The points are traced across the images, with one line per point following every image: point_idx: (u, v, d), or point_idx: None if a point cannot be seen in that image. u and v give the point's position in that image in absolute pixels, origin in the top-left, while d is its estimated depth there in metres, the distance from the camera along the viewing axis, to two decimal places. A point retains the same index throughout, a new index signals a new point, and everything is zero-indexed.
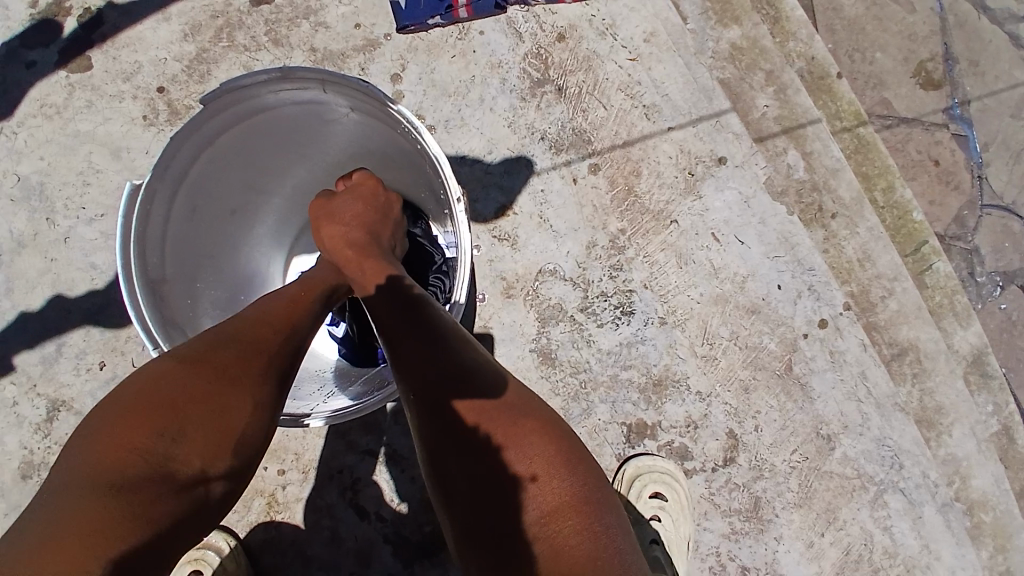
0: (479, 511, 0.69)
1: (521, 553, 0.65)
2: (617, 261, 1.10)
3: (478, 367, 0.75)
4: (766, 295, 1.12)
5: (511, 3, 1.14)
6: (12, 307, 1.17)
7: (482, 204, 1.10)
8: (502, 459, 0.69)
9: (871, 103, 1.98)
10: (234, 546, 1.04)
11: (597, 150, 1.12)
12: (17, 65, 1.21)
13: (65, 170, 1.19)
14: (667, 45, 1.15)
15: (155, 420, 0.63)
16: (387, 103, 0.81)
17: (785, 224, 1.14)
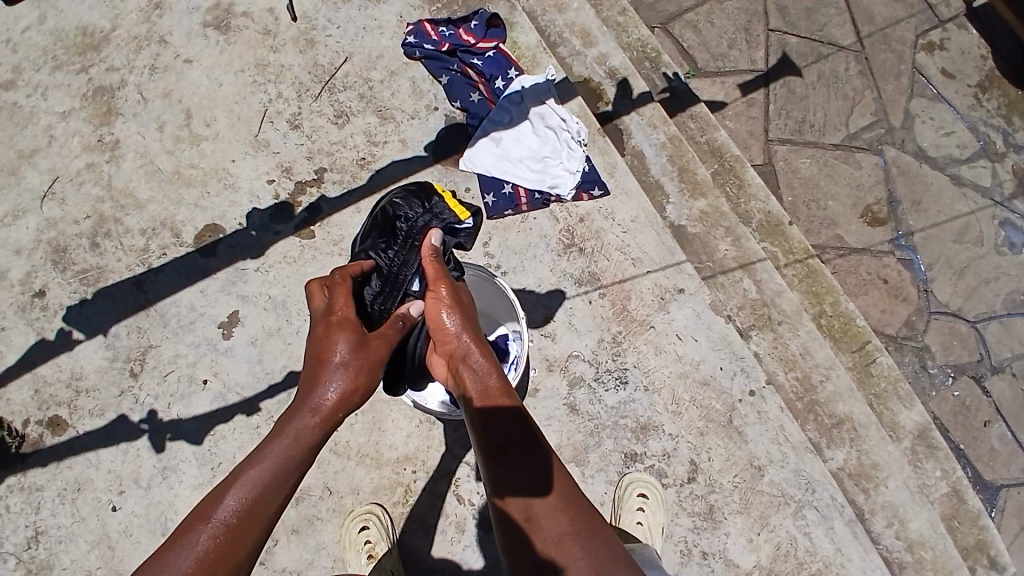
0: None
1: None
2: (616, 350, 1.82)
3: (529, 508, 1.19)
4: (713, 373, 1.79)
5: (552, 201, 1.97)
6: (263, 370, 2.01)
7: (535, 316, 1.86)
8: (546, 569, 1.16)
9: (827, 237, 2.68)
10: (377, 508, 1.73)
11: (603, 284, 1.88)
12: (269, 232, 2.11)
13: (297, 294, 2.05)
14: (646, 223, 1.94)
15: None
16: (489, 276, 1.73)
17: (724, 329, 1.83)
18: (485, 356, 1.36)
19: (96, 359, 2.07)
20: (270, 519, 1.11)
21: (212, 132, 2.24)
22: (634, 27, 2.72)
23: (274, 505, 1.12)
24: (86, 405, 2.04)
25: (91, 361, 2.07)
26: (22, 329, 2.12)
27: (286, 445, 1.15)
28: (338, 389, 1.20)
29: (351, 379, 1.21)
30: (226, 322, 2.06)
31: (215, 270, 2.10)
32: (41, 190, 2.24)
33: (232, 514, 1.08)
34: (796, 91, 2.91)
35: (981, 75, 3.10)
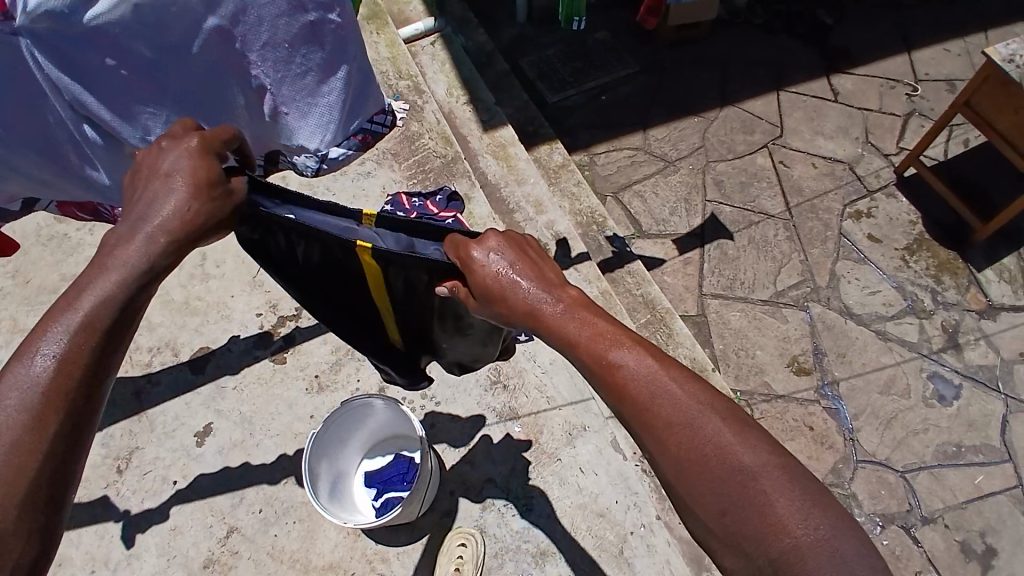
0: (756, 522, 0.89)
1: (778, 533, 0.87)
2: (526, 478, 2.13)
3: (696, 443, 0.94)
4: (609, 506, 2.07)
5: None
6: (223, 465, 2.25)
7: (456, 441, 2.19)
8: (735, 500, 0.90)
9: (755, 384, 2.95)
10: None
11: (520, 415, 2.22)
12: (249, 358, 2.45)
13: (263, 410, 2.34)
14: (560, 366, 2.31)
15: (34, 426, 0.89)
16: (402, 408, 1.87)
17: (622, 466, 2.13)
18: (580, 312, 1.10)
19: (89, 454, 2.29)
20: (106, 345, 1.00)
21: (220, 272, 2.66)
22: (586, 197, 3.28)
23: (106, 333, 0.99)
24: None
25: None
26: None
27: (112, 277, 1.01)
28: (168, 218, 1.07)
29: (184, 208, 1.08)
30: (201, 432, 2.32)
31: (200, 385, 2.41)
32: None
33: (67, 341, 0.95)
34: (729, 253, 3.36)
35: (909, 238, 3.53)
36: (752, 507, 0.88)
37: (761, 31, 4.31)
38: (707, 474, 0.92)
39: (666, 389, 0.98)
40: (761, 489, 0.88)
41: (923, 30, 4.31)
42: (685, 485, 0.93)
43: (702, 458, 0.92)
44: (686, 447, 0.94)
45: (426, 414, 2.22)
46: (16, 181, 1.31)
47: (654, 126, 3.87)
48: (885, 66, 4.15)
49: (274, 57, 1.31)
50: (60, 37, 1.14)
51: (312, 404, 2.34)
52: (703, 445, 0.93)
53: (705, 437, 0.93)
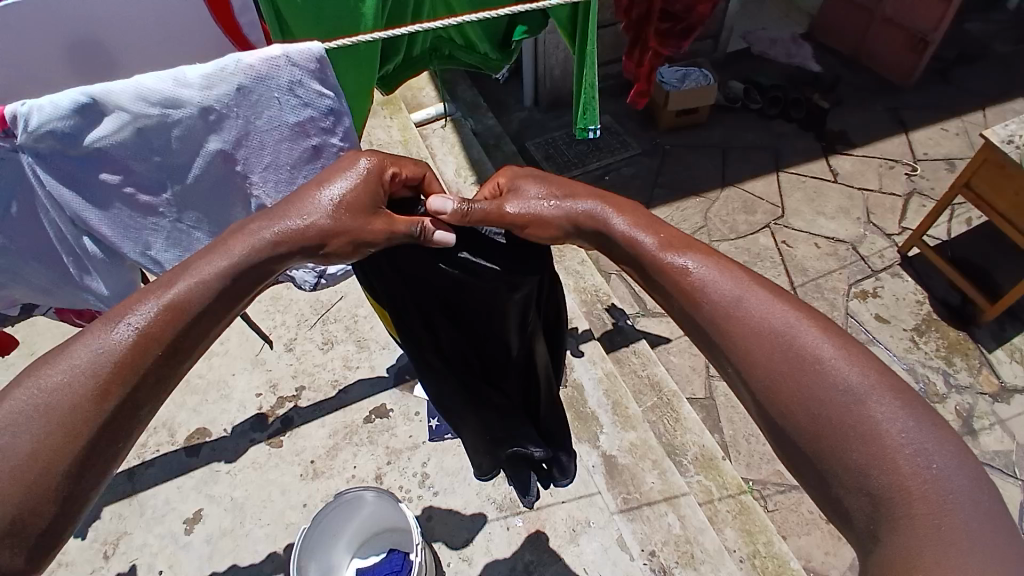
0: (848, 441, 0.96)
1: (871, 450, 0.94)
2: None
3: (799, 353, 1.04)
4: None
5: None
6: (210, 557, 2.15)
7: (455, 536, 2.14)
8: (831, 410, 0.98)
9: (766, 472, 2.83)
10: None
11: (522, 510, 2.19)
12: (245, 440, 2.40)
13: (255, 498, 2.26)
14: None
15: (121, 371, 1.01)
16: (396, 501, 1.77)
17: (628, 566, 2.12)
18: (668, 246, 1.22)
19: (77, 539, 2.19)
20: (217, 316, 1.12)
21: (224, 348, 2.65)
22: (590, 275, 3.27)
23: (222, 300, 1.12)
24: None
25: (73, 540, 2.19)
26: None
27: (235, 261, 1.13)
28: (305, 228, 1.17)
29: (330, 226, 1.17)
30: (191, 518, 2.23)
31: (193, 468, 2.34)
32: None
33: (184, 304, 1.08)
34: None
35: (917, 319, 3.49)
36: (854, 424, 0.96)
37: (760, 116, 4.48)
38: (810, 387, 1.01)
39: (770, 312, 1.09)
40: (872, 414, 0.96)
41: (917, 113, 4.44)
42: (786, 391, 1.03)
43: (805, 374, 1.02)
44: (788, 360, 1.04)
45: (422, 507, 2.18)
46: (19, 289, 1.37)
47: (657, 206, 3.95)
48: (882, 148, 4.26)
49: (275, 178, 1.37)
50: (63, 157, 1.18)
51: (306, 491, 2.26)
52: (810, 362, 1.02)
53: (810, 355, 1.03)
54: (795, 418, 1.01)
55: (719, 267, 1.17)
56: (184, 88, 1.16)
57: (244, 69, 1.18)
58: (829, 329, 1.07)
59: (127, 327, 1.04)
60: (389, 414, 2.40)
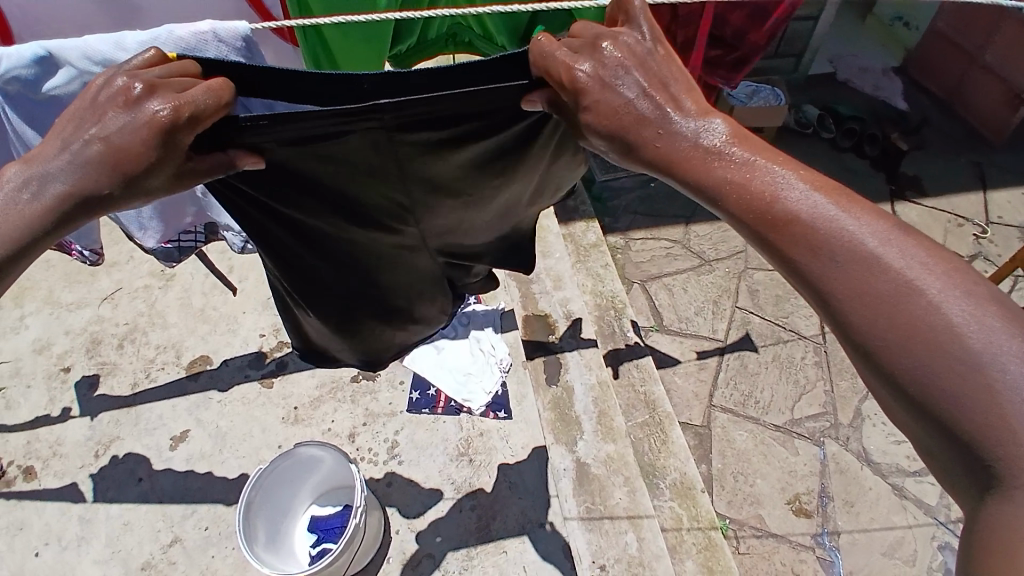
0: (956, 411, 0.74)
1: (986, 426, 0.72)
2: (466, 564, 2.11)
3: (905, 303, 0.78)
4: None
5: (463, 410, 2.41)
6: (185, 476, 2.28)
7: (409, 507, 2.20)
8: (939, 373, 0.75)
9: (747, 515, 2.71)
10: None
11: (478, 496, 2.23)
12: (239, 376, 2.50)
13: (237, 431, 2.37)
14: (532, 453, 2.34)
15: None
16: (350, 461, 1.84)
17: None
18: (754, 147, 0.93)
19: (76, 433, 2.37)
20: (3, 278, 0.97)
21: (240, 286, 2.77)
22: (610, 280, 3.18)
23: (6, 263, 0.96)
24: (55, 466, 2.31)
25: (72, 434, 2.37)
26: (43, 393, 2.47)
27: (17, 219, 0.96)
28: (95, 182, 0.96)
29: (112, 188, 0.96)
30: (177, 436, 2.36)
31: (190, 391, 2.47)
32: (108, 294, 2.74)
33: None
34: (748, 366, 3.19)
35: None
36: (984, 406, 0.72)
37: (830, 147, 4.23)
38: (928, 365, 0.76)
39: (884, 260, 0.81)
40: (993, 381, 0.73)
41: (1003, 172, 4.08)
42: (887, 350, 0.78)
43: (926, 345, 0.76)
44: (904, 329, 0.78)
45: (384, 473, 2.26)
46: None
47: (697, 222, 3.82)
48: (955, 202, 3.93)
49: None
50: (25, 99, 1.48)
51: (283, 434, 2.36)
52: (932, 330, 0.76)
53: (932, 321, 0.77)
54: (904, 397, 0.78)
55: (821, 189, 0.89)
56: (122, 50, 1.41)
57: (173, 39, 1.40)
58: (957, 272, 0.80)
59: None
60: (376, 377, 2.47)
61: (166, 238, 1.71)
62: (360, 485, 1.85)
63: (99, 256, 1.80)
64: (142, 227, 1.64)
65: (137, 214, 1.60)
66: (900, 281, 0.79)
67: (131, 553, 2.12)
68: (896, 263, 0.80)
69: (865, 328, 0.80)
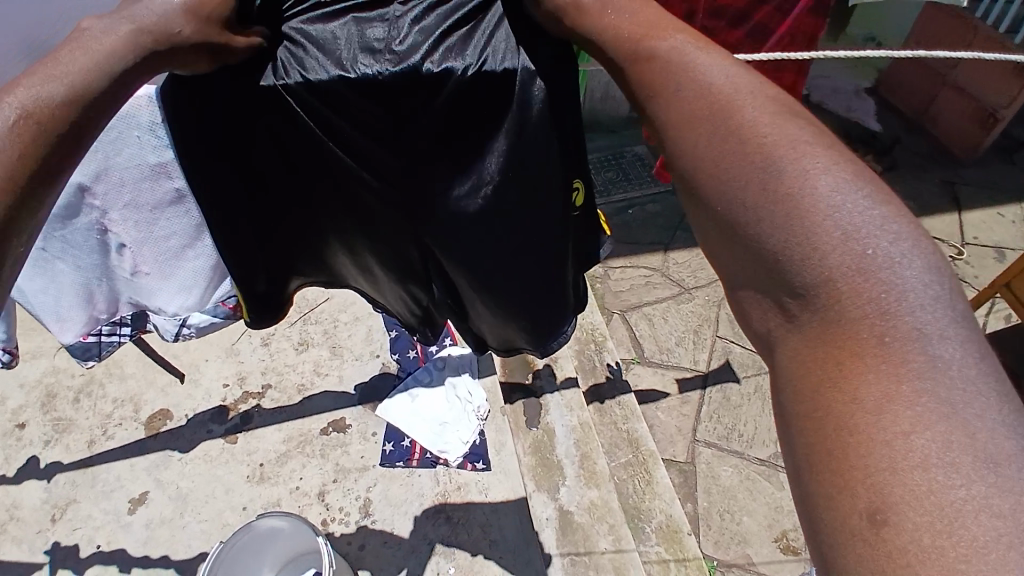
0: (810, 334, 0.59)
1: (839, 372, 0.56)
2: None
3: (790, 213, 0.61)
4: None
5: (439, 462, 2.30)
6: (144, 543, 2.12)
7: (383, 571, 2.08)
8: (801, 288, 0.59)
9: (734, 554, 2.64)
10: None
11: (457, 557, 2.11)
12: (202, 431, 2.37)
13: (199, 491, 2.23)
14: (513, 506, 2.23)
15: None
16: (315, 532, 1.74)
17: None
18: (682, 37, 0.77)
19: (31, 497, 2.20)
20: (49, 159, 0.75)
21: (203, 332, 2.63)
22: (590, 312, 3.12)
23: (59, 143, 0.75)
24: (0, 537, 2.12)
25: (25, 498, 2.20)
26: None
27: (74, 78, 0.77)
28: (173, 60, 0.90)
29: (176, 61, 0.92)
30: (136, 499, 2.21)
31: (150, 449, 2.32)
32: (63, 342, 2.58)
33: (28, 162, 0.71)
34: (731, 398, 3.14)
35: None
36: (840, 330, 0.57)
37: None
38: (812, 287, 0.59)
39: (772, 162, 0.64)
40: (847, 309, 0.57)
41: (972, 193, 4.13)
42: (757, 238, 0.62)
43: (810, 268, 0.59)
44: (796, 241, 0.60)
45: (356, 534, 2.14)
46: None
47: (675, 249, 3.79)
48: (926, 223, 3.97)
49: (135, 218, 1.36)
50: None
51: (249, 494, 2.22)
52: (818, 250, 0.59)
53: (808, 232, 0.59)
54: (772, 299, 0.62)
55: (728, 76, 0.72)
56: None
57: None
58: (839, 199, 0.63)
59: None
60: (347, 430, 2.37)
61: (87, 330, 1.62)
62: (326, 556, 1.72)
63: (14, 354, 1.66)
64: (58, 322, 1.56)
65: (55, 299, 1.51)
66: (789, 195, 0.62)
67: None
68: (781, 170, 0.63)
69: (744, 219, 0.63)
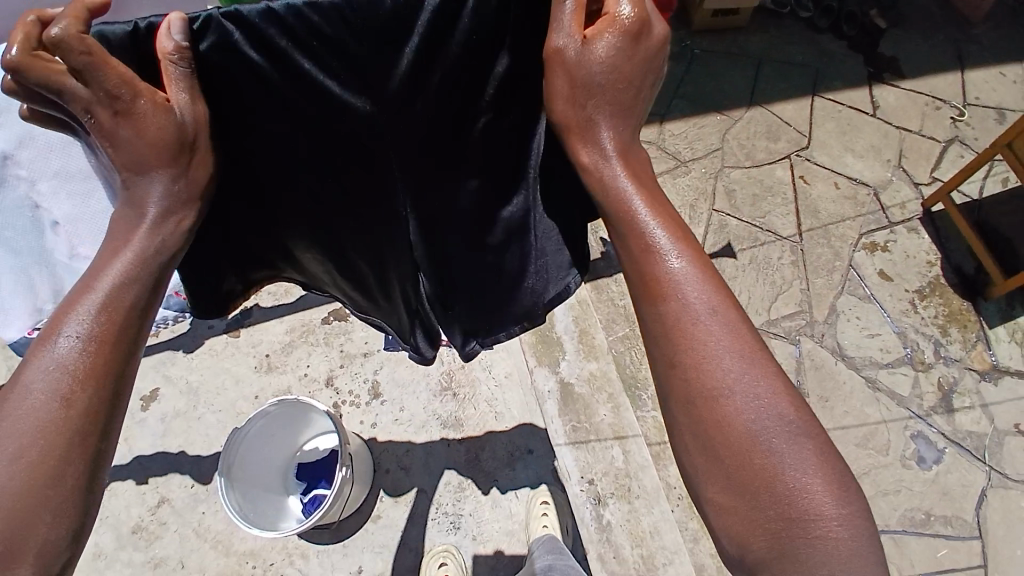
0: (733, 493, 0.75)
1: (761, 526, 0.73)
2: (460, 491, 2.14)
3: (714, 386, 0.77)
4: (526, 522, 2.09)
5: None
6: (164, 435, 2.21)
7: (396, 443, 2.20)
8: (729, 455, 0.75)
9: None
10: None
11: (464, 429, 2.23)
12: (204, 326, 2.38)
13: (209, 384, 2.28)
14: (516, 383, 2.33)
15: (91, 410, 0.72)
16: (331, 414, 1.80)
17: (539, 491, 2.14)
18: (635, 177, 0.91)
19: None
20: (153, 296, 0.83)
21: None
22: None
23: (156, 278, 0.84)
24: None
25: None
26: None
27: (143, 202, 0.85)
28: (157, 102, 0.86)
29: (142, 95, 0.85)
30: (147, 396, 2.26)
31: (153, 348, 2.34)
32: None
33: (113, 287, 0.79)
34: (725, 271, 3.17)
35: (923, 281, 3.17)
36: (756, 488, 0.73)
37: (809, 26, 3.97)
38: (735, 458, 0.75)
39: (701, 332, 0.80)
40: (769, 471, 0.74)
41: (985, 48, 3.90)
42: (679, 408, 0.80)
43: (734, 433, 0.75)
44: (717, 415, 0.77)
45: (368, 413, 2.24)
46: None
47: (672, 120, 3.61)
48: (936, 83, 3.77)
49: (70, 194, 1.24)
50: None
51: (258, 384, 2.28)
52: (737, 418, 0.76)
53: (724, 399, 0.77)
54: (697, 453, 0.78)
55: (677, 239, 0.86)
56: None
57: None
58: (760, 366, 0.79)
59: (94, 338, 0.75)
60: (348, 318, 2.39)
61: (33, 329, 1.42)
62: (342, 435, 1.83)
63: None
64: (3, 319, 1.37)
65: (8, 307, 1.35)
66: (710, 364, 0.78)
67: (118, 515, 2.09)
68: (693, 343, 0.79)
69: (677, 391, 0.80)
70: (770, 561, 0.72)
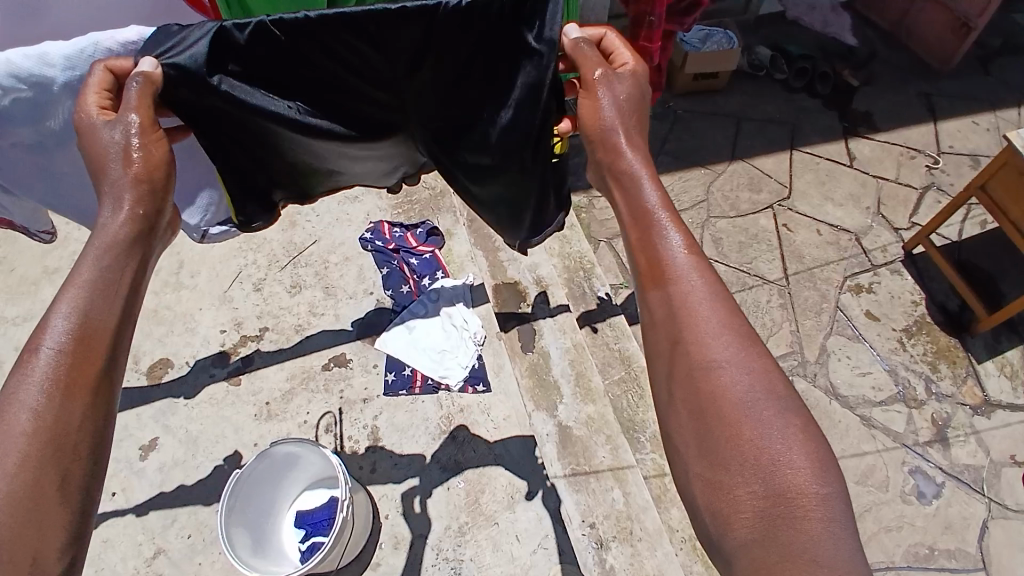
0: (717, 458, 0.84)
1: (742, 493, 0.81)
2: (460, 535, 2.12)
3: (707, 361, 0.90)
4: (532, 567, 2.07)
5: (441, 388, 2.39)
6: (162, 484, 2.20)
7: (396, 489, 2.20)
8: (717, 423, 0.86)
9: None
10: None
11: (464, 472, 2.23)
12: (205, 375, 2.41)
13: (209, 432, 2.29)
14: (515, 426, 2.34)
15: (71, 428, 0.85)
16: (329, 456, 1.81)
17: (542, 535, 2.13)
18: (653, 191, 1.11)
19: None
20: (123, 327, 0.95)
21: (194, 283, 2.63)
22: (577, 241, 3.11)
23: (122, 312, 0.96)
24: None
25: None
26: None
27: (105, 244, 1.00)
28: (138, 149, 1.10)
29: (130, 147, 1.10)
30: (146, 446, 2.27)
31: (153, 398, 2.36)
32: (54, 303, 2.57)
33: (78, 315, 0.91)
34: None
35: (909, 320, 3.25)
36: (739, 454, 0.83)
37: (784, 87, 4.24)
38: (724, 427, 0.85)
39: (699, 317, 0.94)
40: (752, 439, 0.83)
41: (951, 103, 4.16)
42: (677, 383, 0.92)
43: (722, 402, 0.87)
44: (709, 388, 0.88)
45: (368, 458, 2.25)
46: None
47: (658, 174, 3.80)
48: (907, 135, 4.01)
49: None
50: None
51: (258, 431, 2.29)
52: (728, 389, 0.87)
53: (717, 373, 0.89)
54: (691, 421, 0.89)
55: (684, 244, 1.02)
56: (48, 67, 1.16)
57: (104, 50, 1.18)
58: (753, 352, 0.91)
59: (67, 361, 0.87)
60: (348, 364, 2.43)
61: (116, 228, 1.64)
62: (342, 477, 1.82)
63: (52, 236, 1.78)
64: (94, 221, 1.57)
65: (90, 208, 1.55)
66: (705, 341, 0.92)
67: (113, 569, 2.06)
68: (691, 325, 0.93)
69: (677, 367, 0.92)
70: (752, 529, 0.78)
